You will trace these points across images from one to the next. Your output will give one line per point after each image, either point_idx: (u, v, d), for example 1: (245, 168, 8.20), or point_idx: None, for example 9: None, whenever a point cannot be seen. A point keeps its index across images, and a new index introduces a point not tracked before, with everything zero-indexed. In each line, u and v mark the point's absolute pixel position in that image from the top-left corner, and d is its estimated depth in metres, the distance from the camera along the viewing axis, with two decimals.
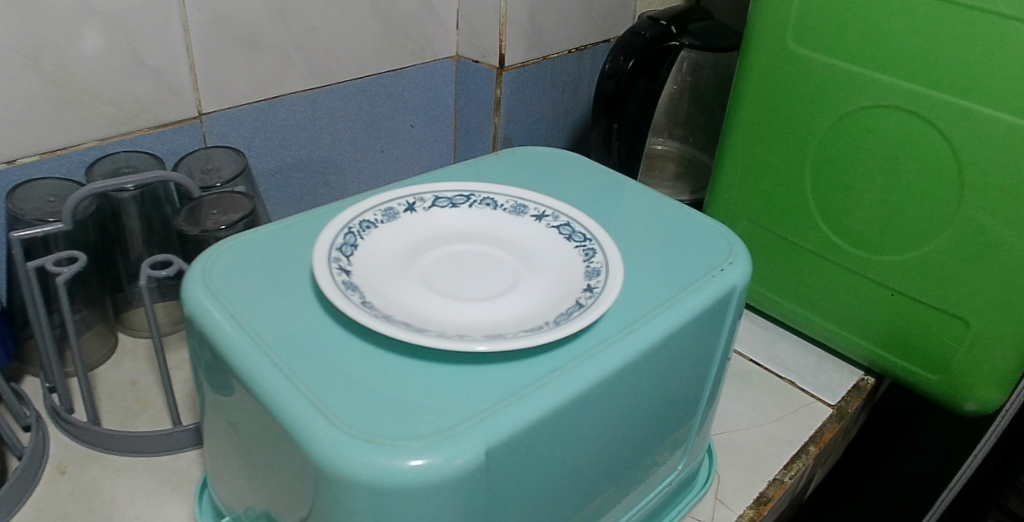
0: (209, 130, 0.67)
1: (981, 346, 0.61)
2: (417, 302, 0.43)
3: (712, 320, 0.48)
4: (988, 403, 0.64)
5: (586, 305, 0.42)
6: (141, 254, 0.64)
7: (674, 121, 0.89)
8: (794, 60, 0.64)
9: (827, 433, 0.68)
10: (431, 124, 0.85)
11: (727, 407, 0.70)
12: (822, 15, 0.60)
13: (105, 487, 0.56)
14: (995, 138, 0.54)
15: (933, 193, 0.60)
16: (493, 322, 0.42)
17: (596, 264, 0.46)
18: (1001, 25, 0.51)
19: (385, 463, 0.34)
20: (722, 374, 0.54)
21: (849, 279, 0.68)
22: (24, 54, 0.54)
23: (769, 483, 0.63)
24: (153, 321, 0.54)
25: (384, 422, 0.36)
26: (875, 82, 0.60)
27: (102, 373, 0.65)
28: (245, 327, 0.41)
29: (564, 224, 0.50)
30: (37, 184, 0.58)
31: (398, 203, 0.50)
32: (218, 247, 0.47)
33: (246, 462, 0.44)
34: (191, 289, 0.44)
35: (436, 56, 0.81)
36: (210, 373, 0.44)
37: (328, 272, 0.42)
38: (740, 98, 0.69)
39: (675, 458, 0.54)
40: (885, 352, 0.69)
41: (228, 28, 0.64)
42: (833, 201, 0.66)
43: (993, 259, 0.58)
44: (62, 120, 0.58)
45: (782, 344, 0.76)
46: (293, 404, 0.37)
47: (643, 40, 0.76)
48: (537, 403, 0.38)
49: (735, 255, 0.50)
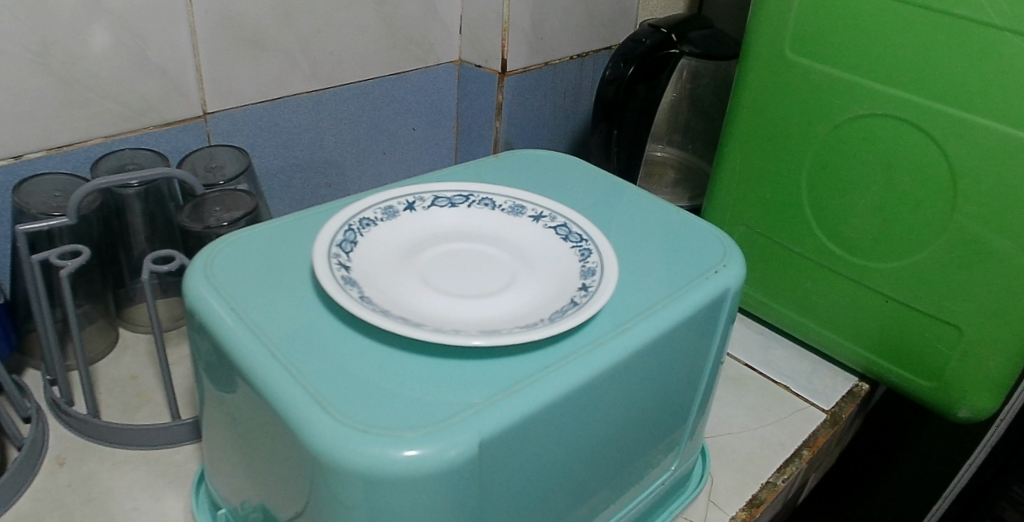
0: (213, 129, 0.68)
1: (974, 353, 0.62)
2: (416, 299, 0.44)
3: (706, 322, 0.49)
4: (981, 411, 0.64)
5: (580, 304, 0.42)
6: (144, 250, 0.65)
7: (674, 129, 0.90)
8: (791, 68, 0.64)
9: (821, 438, 0.68)
10: (432, 128, 0.86)
11: (721, 411, 0.70)
12: (819, 24, 0.61)
13: (103, 479, 0.57)
14: (987, 148, 0.55)
15: (927, 201, 0.60)
16: (489, 319, 0.43)
17: (591, 263, 0.46)
18: (994, 36, 0.52)
19: (380, 453, 0.35)
20: (715, 376, 0.55)
21: (845, 285, 0.69)
22: (34, 52, 0.55)
23: (762, 486, 0.63)
24: (154, 316, 0.54)
25: (380, 414, 0.37)
26: (871, 91, 0.60)
27: (102, 367, 0.66)
28: (246, 320, 0.42)
29: (561, 224, 0.50)
30: (43, 180, 0.58)
31: (398, 202, 0.51)
32: (220, 242, 0.48)
33: (244, 455, 0.45)
34: (193, 283, 0.44)
35: (439, 60, 0.82)
36: (209, 366, 0.45)
37: (328, 267, 0.43)
38: (738, 105, 0.69)
39: (668, 459, 0.55)
40: (880, 359, 0.69)
41: (234, 29, 0.65)
42: (829, 208, 0.67)
43: (986, 267, 0.58)
44: (68, 116, 0.59)
45: (777, 350, 0.77)
46: (291, 395, 0.37)
47: (643, 47, 0.77)
48: (531, 398, 0.39)
49: (729, 258, 0.51)
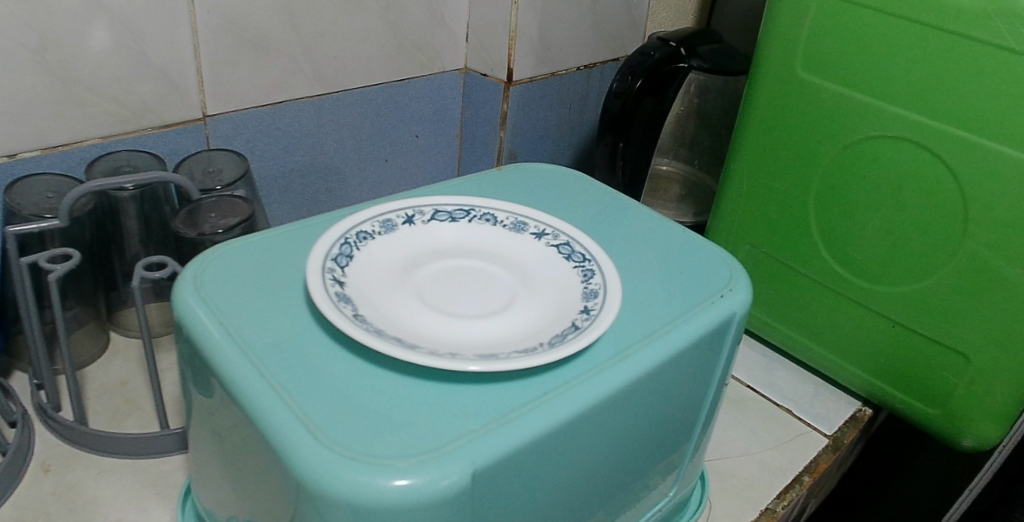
0: (213, 131, 0.67)
1: (980, 383, 0.60)
2: (413, 319, 0.42)
3: (710, 347, 0.47)
4: (986, 440, 0.63)
5: (581, 328, 0.41)
6: (137, 253, 0.64)
7: (680, 142, 0.89)
8: (802, 87, 0.63)
9: (822, 464, 0.67)
10: (436, 136, 0.85)
11: (721, 433, 0.69)
12: (832, 44, 0.60)
13: (88, 488, 0.56)
14: (1001, 175, 0.54)
15: (937, 227, 0.59)
16: (489, 341, 0.41)
17: (594, 285, 0.45)
18: (1010, 61, 0.51)
19: (367, 482, 0.33)
20: (718, 400, 0.53)
21: (851, 309, 0.67)
22: (30, 50, 0.54)
23: (762, 512, 0.62)
24: (144, 320, 0.53)
25: (369, 441, 0.35)
26: (883, 114, 0.59)
27: (91, 372, 0.65)
28: (234, 335, 0.40)
29: (564, 243, 0.49)
30: (37, 180, 0.57)
31: (397, 215, 0.50)
32: (212, 252, 0.47)
33: (230, 472, 0.43)
34: (182, 294, 0.43)
35: (445, 68, 0.80)
36: (196, 376, 0.43)
37: (321, 283, 0.41)
38: (746, 122, 0.68)
39: (667, 483, 0.53)
40: (884, 385, 0.68)
41: (237, 32, 0.64)
42: (836, 230, 0.66)
43: (996, 295, 0.57)
44: (65, 116, 0.58)
45: (780, 372, 0.75)
46: (278, 416, 0.36)
47: (652, 60, 0.75)
48: (526, 426, 0.37)
49: (735, 282, 0.49)
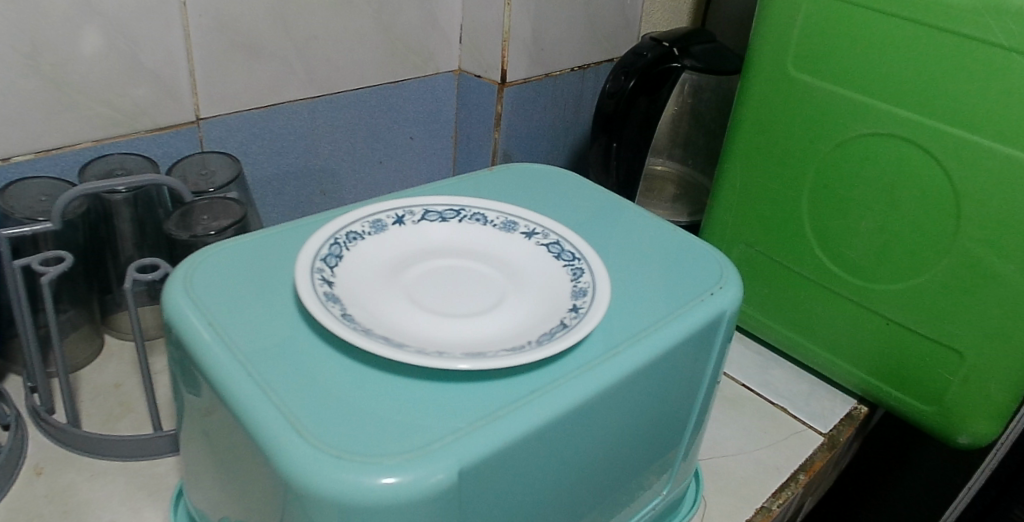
0: (206, 134, 0.67)
1: (975, 380, 0.60)
2: (402, 318, 0.43)
3: (701, 345, 0.48)
4: (982, 437, 0.63)
5: (570, 326, 0.41)
6: (131, 256, 0.64)
7: (674, 142, 0.89)
8: (793, 86, 0.63)
9: (817, 462, 0.67)
10: (430, 137, 0.85)
11: (716, 432, 0.69)
12: (823, 42, 0.60)
13: (81, 490, 0.56)
14: (991, 171, 0.54)
15: (929, 224, 0.59)
16: (478, 340, 0.42)
17: (583, 283, 0.45)
18: (1000, 56, 0.51)
19: (355, 480, 0.33)
20: (710, 398, 0.53)
21: (845, 307, 0.67)
22: (23, 54, 0.54)
23: (756, 510, 0.62)
24: (137, 322, 0.53)
25: (359, 439, 0.35)
26: (873, 111, 0.59)
27: (85, 375, 0.65)
28: (223, 335, 0.41)
29: (554, 242, 0.49)
30: (30, 184, 0.57)
31: (387, 215, 0.50)
32: (202, 253, 0.47)
33: (221, 472, 0.43)
34: (172, 295, 0.43)
35: (438, 69, 0.81)
36: (186, 377, 0.44)
37: (310, 283, 0.41)
38: (738, 121, 0.68)
39: (660, 482, 0.53)
40: (879, 383, 0.68)
41: (230, 35, 0.64)
42: (830, 228, 0.66)
43: (990, 291, 0.57)
44: (58, 120, 0.58)
45: (775, 371, 0.76)
46: (266, 415, 0.36)
47: (644, 60, 0.75)
48: (515, 424, 0.37)
49: (726, 280, 0.49)
